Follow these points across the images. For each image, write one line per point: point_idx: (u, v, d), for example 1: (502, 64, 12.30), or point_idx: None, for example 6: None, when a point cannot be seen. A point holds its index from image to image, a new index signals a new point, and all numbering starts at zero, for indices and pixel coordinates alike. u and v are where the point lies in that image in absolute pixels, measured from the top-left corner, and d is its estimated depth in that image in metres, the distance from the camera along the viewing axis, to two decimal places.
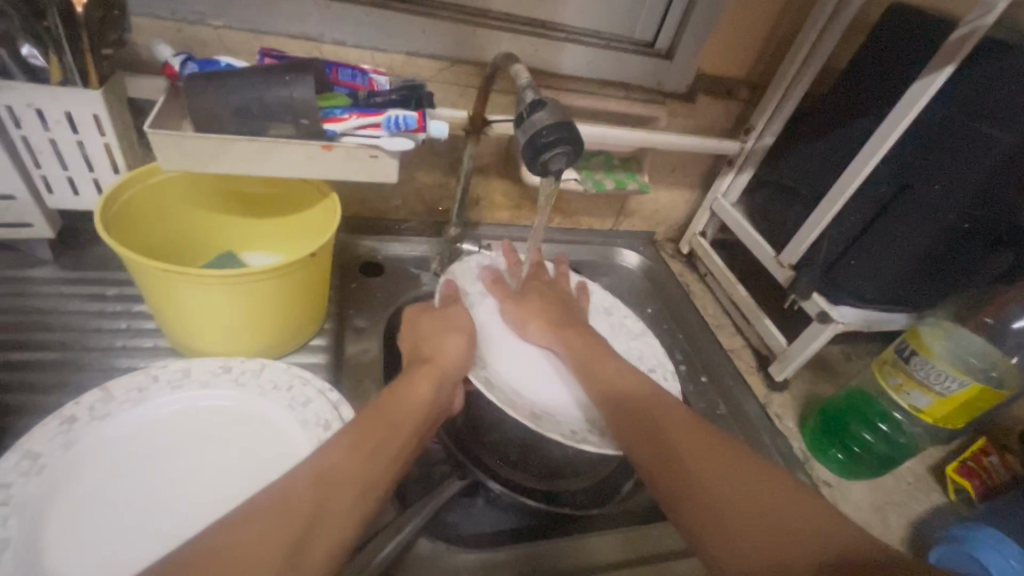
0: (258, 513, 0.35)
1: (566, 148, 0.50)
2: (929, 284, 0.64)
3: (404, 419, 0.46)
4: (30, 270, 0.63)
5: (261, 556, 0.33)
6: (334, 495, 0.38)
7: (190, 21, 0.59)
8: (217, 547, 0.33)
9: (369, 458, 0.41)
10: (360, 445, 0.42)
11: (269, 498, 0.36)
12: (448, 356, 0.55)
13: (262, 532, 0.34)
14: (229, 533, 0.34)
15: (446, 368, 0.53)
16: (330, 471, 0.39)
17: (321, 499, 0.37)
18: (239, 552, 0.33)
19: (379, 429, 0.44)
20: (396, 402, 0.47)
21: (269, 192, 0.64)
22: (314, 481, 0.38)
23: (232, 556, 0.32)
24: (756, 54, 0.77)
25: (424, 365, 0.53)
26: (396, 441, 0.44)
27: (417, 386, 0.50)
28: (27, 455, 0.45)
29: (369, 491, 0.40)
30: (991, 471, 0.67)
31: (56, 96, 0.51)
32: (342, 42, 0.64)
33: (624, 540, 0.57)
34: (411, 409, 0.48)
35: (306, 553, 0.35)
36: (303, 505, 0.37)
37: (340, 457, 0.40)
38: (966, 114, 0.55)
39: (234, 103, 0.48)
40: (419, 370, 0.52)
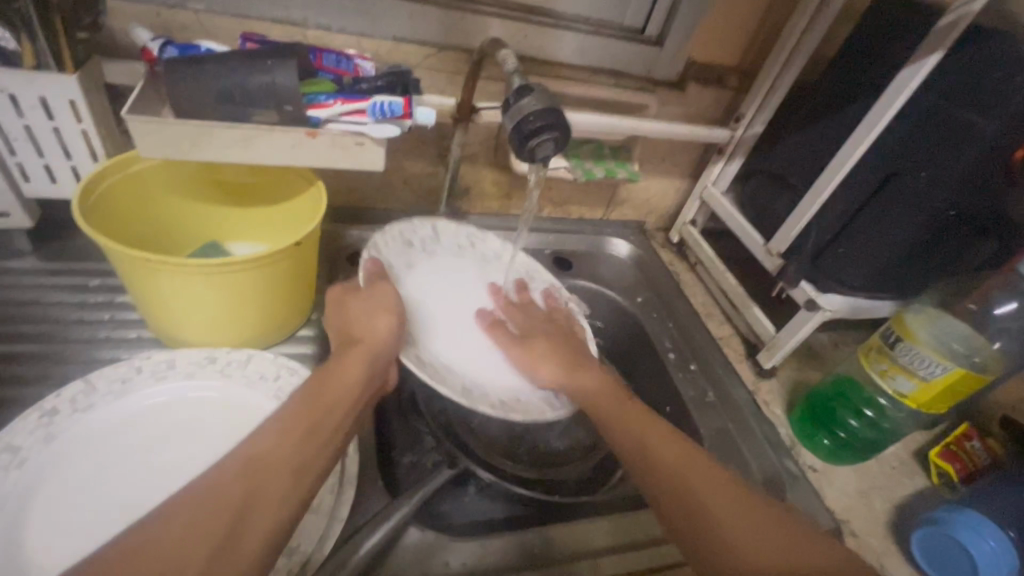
0: (182, 507, 0.34)
1: (554, 135, 0.50)
2: (915, 270, 0.64)
3: (335, 401, 0.45)
4: (9, 260, 0.62)
5: (188, 555, 0.32)
6: (265, 481, 0.37)
7: (170, 5, 0.58)
8: (137, 546, 0.32)
9: (300, 441, 0.40)
10: (288, 430, 0.40)
11: (194, 491, 0.35)
12: (376, 336, 0.52)
13: (187, 527, 0.33)
14: (153, 530, 0.33)
15: (378, 347, 0.51)
16: (258, 459, 0.38)
17: (250, 487, 0.36)
18: (161, 551, 0.32)
19: (310, 415, 0.42)
20: (325, 384, 0.45)
21: (253, 180, 0.63)
22: (242, 469, 0.37)
23: (157, 555, 0.32)
24: (747, 41, 0.76)
25: (356, 344, 0.50)
26: (326, 423, 0.43)
27: (347, 366, 0.48)
28: (8, 449, 0.44)
29: (303, 474, 0.39)
30: (973, 455, 0.68)
31: (29, 80, 0.49)
32: (327, 27, 0.63)
33: (613, 527, 0.57)
34: (343, 388, 0.46)
35: (236, 542, 0.34)
36: (230, 495, 0.36)
37: (269, 445, 0.39)
38: (953, 101, 0.55)
39: (215, 89, 0.47)
40: (351, 350, 0.50)
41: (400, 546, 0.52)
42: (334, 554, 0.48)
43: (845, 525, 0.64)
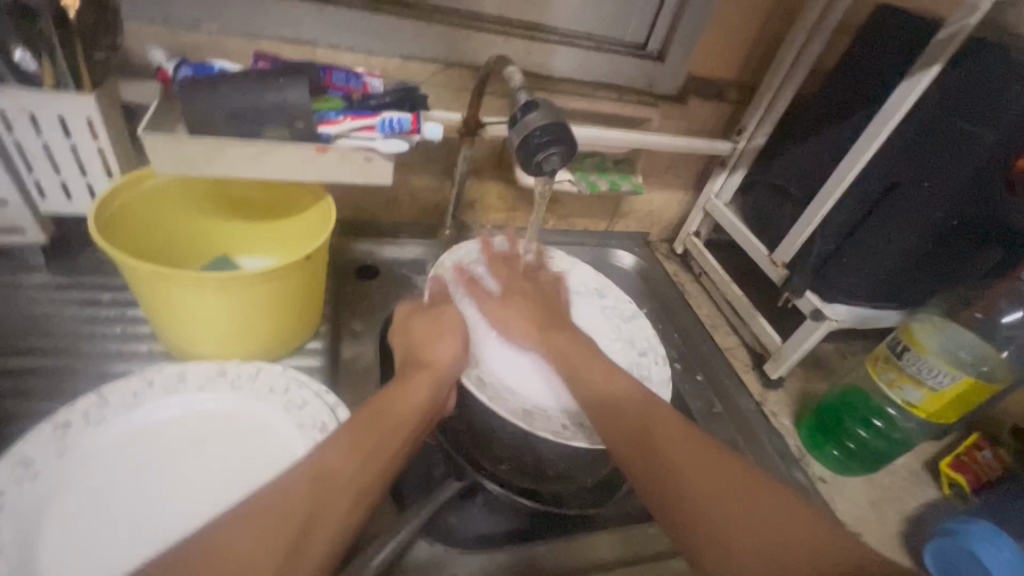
0: (254, 516, 0.35)
1: (560, 149, 0.51)
2: (919, 280, 0.65)
3: (402, 420, 0.47)
4: (23, 275, 0.63)
5: (255, 563, 0.33)
6: (333, 500, 0.38)
7: (184, 26, 0.60)
8: (212, 547, 0.33)
9: (365, 460, 0.42)
10: (355, 447, 0.42)
11: (269, 495, 0.37)
12: (443, 358, 0.55)
13: (257, 537, 0.34)
14: (226, 535, 0.34)
15: (443, 371, 0.54)
16: (326, 474, 0.39)
17: (318, 501, 0.38)
18: (230, 557, 0.33)
19: (377, 430, 0.44)
20: (391, 405, 0.47)
21: (263, 195, 0.64)
22: (310, 483, 0.38)
23: (228, 560, 0.33)
24: (747, 56, 0.78)
25: (423, 368, 0.53)
26: (392, 442, 0.44)
27: (412, 389, 0.50)
28: (20, 462, 0.44)
29: (365, 492, 0.40)
30: (984, 465, 0.68)
31: (49, 100, 0.51)
32: (336, 46, 0.64)
33: (623, 540, 0.57)
34: (408, 410, 0.48)
35: (300, 556, 0.35)
36: (301, 503, 0.37)
37: (339, 457, 0.41)
38: (952, 112, 0.56)
39: (229, 107, 0.49)
40: (418, 374, 0.52)
41: (408, 557, 0.52)
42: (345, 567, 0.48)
43: (856, 537, 0.63)
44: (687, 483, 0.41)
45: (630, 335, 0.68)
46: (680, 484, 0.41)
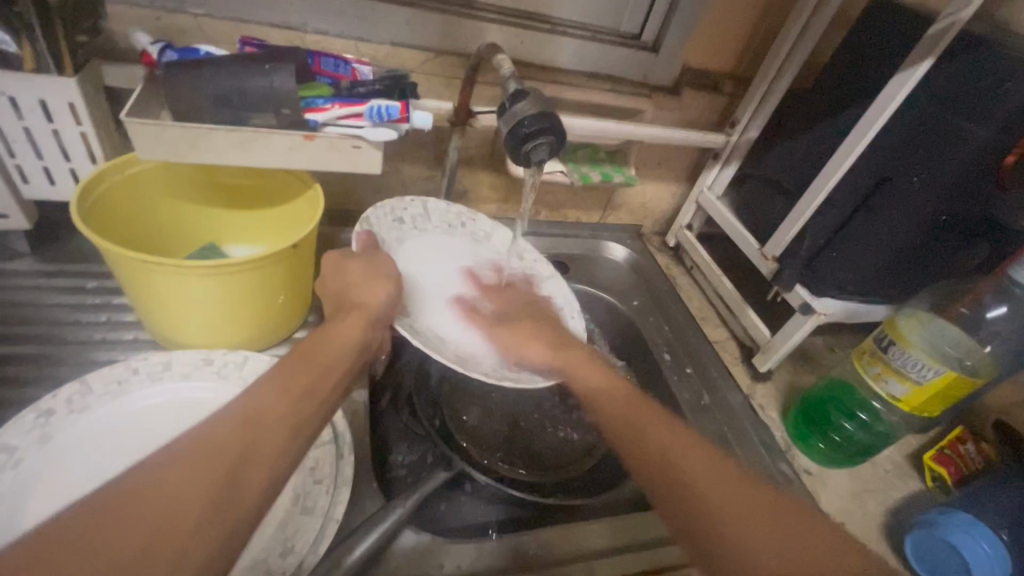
0: (183, 454, 0.34)
1: (549, 139, 0.50)
2: (906, 276, 0.65)
3: (334, 361, 0.45)
4: (7, 262, 0.62)
5: (185, 503, 0.32)
6: (263, 437, 0.37)
7: (169, 10, 0.58)
8: (134, 490, 0.32)
9: (297, 398, 0.40)
10: (286, 387, 0.41)
11: (190, 440, 0.35)
12: (377, 301, 0.53)
13: (187, 475, 0.33)
14: (156, 477, 0.33)
15: (378, 313, 0.52)
16: (257, 414, 0.38)
17: (249, 438, 0.36)
18: (159, 496, 0.32)
19: (309, 372, 0.43)
20: (326, 345, 0.46)
21: (251, 183, 0.63)
22: (239, 424, 0.37)
23: (158, 496, 0.32)
24: (741, 48, 0.77)
25: (354, 310, 0.51)
26: (323, 380, 0.43)
27: (344, 327, 0.49)
28: (3, 449, 0.45)
29: (297, 430, 0.39)
30: (967, 458, 0.69)
31: (30, 84, 0.50)
32: (325, 31, 0.63)
33: (611, 529, 0.57)
34: (337, 351, 0.46)
35: (235, 494, 0.34)
36: (226, 446, 0.35)
37: (266, 399, 0.39)
38: (943, 108, 0.55)
39: (214, 94, 0.48)
40: (347, 316, 0.50)
41: (394, 549, 0.52)
42: (328, 557, 0.48)
43: None
44: (713, 499, 0.40)
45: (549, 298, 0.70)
46: (737, 539, 0.38)
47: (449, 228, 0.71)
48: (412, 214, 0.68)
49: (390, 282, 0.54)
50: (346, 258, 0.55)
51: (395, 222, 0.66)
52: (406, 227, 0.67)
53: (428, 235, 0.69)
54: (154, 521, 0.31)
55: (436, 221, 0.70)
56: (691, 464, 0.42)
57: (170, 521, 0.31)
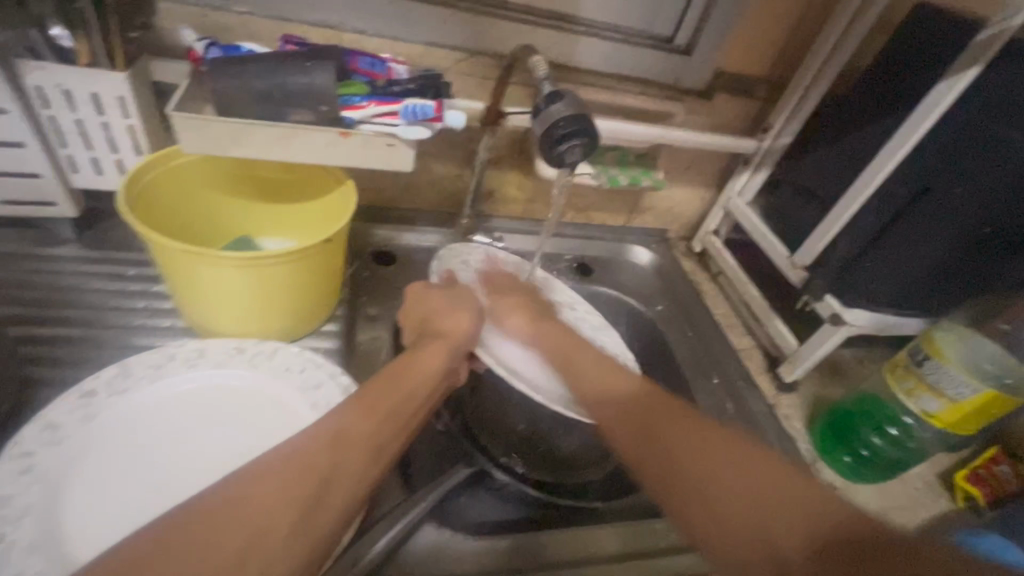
0: (275, 467, 0.36)
1: (582, 140, 0.50)
2: (941, 286, 0.63)
3: (415, 387, 0.47)
4: (53, 248, 0.65)
5: (279, 514, 0.34)
6: (349, 456, 0.39)
7: (214, 8, 0.60)
8: (231, 499, 0.33)
9: (380, 421, 0.42)
10: (372, 409, 0.43)
11: (287, 452, 0.37)
12: (461, 331, 0.57)
13: (282, 488, 0.35)
14: (253, 485, 0.35)
15: (456, 344, 0.55)
16: (348, 433, 0.40)
17: (339, 455, 0.38)
18: (253, 505, 0.34)
19: (392, 397, 0.45)
20: (408, 374, 0.48)
21: (285, 178, 0.65)
22: (330, 443, 0.38)
23: (253, 508, 0.33)
24: (778, 53, 0.76)
25: (437, 339, 0.55)
26: (407, 408, 0.45)
27: (427, 357, 0.51)
28: (49, 426, 0.47)
29: (379, 453, 0.41)
30: (1001, 479, 0.67)
31: (84, 77, 0.52)
32: (362, 30, 0.65)
33: (623, 533, 0.57)
34: (421, 380, 0.49)
35: (320, 508, 0.36)
36: (319, 461, 0.37)
37: (353, 419, 0.41)
38: (990, 119, 0.54)
39: (257, 88, 0.50)
40: (431, 344, 0.53)
41: (415, 542, 0.53)
42: (350, 548, 0.48)
43: None
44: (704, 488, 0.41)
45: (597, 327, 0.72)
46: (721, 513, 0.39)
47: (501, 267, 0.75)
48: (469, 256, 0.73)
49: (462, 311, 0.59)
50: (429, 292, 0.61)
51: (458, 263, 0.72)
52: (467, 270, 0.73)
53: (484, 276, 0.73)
54: (250, 530, 0.33)
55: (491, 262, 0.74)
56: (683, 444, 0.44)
57: (260, 532, 0.33)
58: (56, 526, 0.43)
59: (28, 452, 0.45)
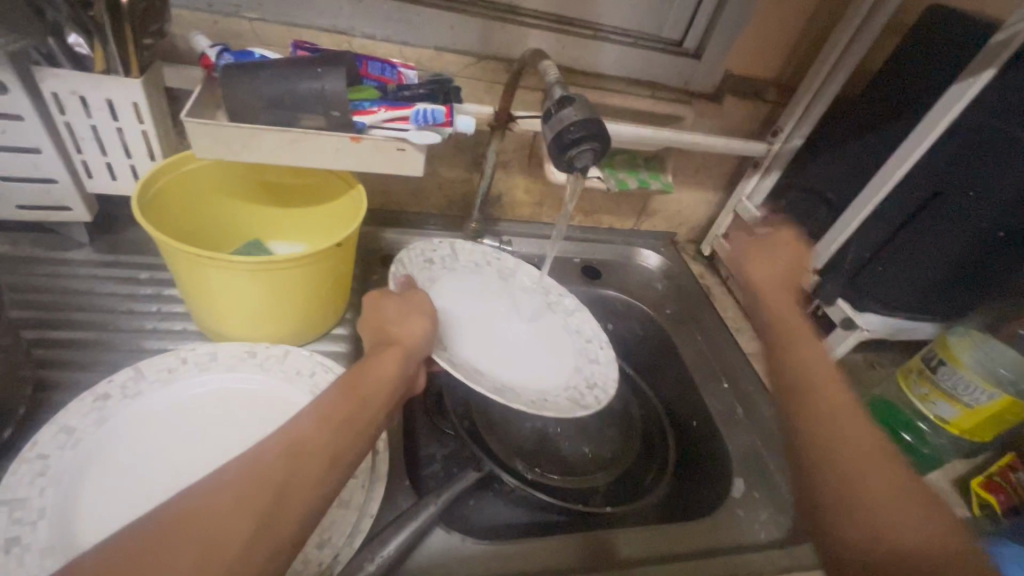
0: (225, 484, 0.34)
1: (593, 144, 0.50)
2: (956, 290, 0.62)
3: (373, 391, 0.44)
4: (68, 252, 0.66)
5: (229, 530, 0.32)
6: (305, 467, 0.36)
7: (226, 14, 0.61)
8: (180, 515, 0.32)
9: (337, 428, 0.39)
10: (327, 416, 0.40)
11: (237, 466, 0.35)
12: (414, 338, 0.51)
13: (234, 502, 0.33)
14: (201, 502, 0.33)
15: (413, 346, 0.50)
16: (301, 442, 0.37)
17: (291, 467, 0.36)
18: (204, 520, 0.32)
19: (348, 402, 0.41)
20: (363, 376, 0.44)
21: (295, 183, 0.65)
22: (284, 451, 0.36)
23: (201, 527, 0.32)
24: (788, 55, 0.76)
25: (393, 346, 0.49)
26: (365, 413, 0.42)
27: (382, 360, 0.47)
28: (64, 429, 0.47)
29: (338, 462, 0.38)
30: (1020, 487, 0.65)
31: (99, 83, 0.53)
32: (372, 36, 0.65)
33: (636, 538, 0.56)
34: (382, 383, 0.45)
35: (277, 520, 0.34)
36: (271, 475, 0.35)
37: (306, 427, 0.38)
38: (1005, 121, 0.53)
39: (267, 95, 0.50)
40: (386, 351, 0.48)
41: (425, 545, 0.52)
42: (360, 552, 0.48)
43: None
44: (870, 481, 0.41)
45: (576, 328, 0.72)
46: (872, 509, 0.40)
47: (475, 267, 0.74)
48: (443, 256, 0.72)
49: (425, 318, 0.55)
50: (383, 296, 0.55)
51: (425, 262, 0.69)
52: (434, 267, 0.70)
53: (457, 276, 0.72)
54: (202, 545, 0.32)
55: (464, 262, 0.73)
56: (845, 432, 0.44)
57: (211, 550, 0.32)
58: (72, 527, 0.43)
59: (43, 454, 0.45)
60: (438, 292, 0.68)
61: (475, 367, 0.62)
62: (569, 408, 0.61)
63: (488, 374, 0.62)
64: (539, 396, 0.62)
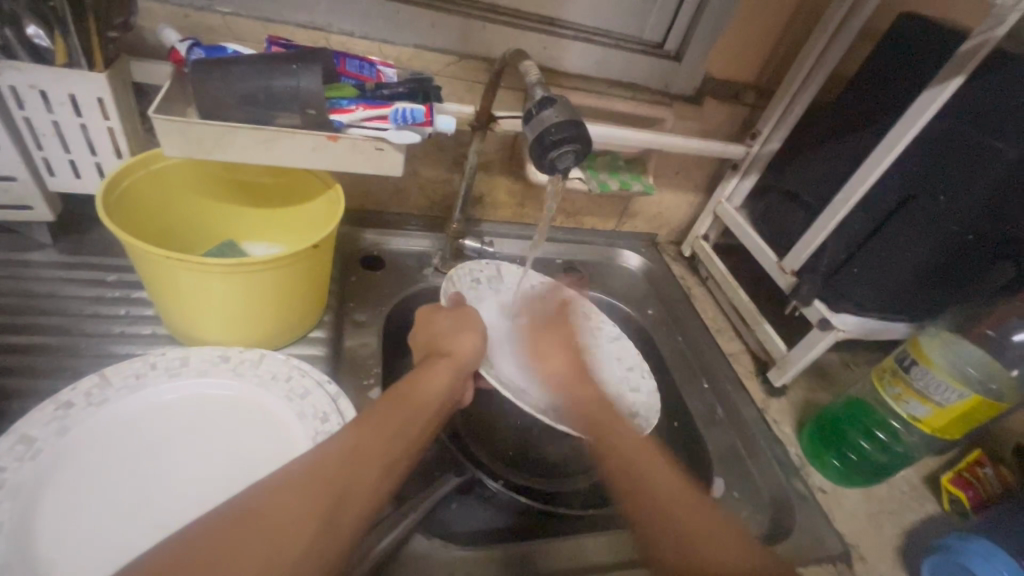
0: (293, 481, 0.37)
1: (574, 146, 0.50)
2: (927, 292, 0.64)
3: (426, 403, 0.47)
4: (30, 253, 0.63)
5: (299, 525, 0.35)
6: (363, 468, 0.39)
7: (197, 7, 0.59)
8: (254, 507, 0.35)
9: (393, 434, 0.42)
10: (385, 424, 0.43)
11: (303, 465, 0.38)
12: (465, 352, 0.55)
13: (303, 500, 0.36)
14: (273, 496, 0.36)
15: (464, 362, 0.54)
16: (362, 445, 0.40)
17: (353, 467, 0.39)
18: (275, 513, 0.35)
19: (404, 411, 0.45)
20: (417, 389, 0.48)
21: (271, 182, 0.64)
22: (346, 455, 0.39)
23: (272, 519, 0.34)
24: (765, 59, 0.77)
25: (442, 359, 0.53)
26: (418, 421, 0.45)
27: (432, 374, 0.51)
28: (23, 440, 0.45)
29: (394, 465, 0.41)
30: (984, 481, 0.67)
31: (62, 77, 0.50)
32: (350, 33, 0.64)
33: (617, 541, 0.56)
34: (433, 396, 0.48)
35: (339, 518, 0.36)
36: (335, 473, 0.38)
37: (367, 433, 0.41)
38: (975, 128, 0.55)
39: (241, 92, 0.48)
40: (438, 364, 0.52)
41: (407, 551, 0.51)
42: None
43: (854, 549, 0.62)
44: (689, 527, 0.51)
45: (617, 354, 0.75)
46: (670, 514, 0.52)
47: (522, 289, 0.77)
48: (487, 276, 0.76)
49: (477, 334, 0.58)
50: (433, 315, 0.60)
51: (472, 282, 0.74)
52: (481, 287, 0.75)
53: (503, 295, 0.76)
54: (272, 538, 0.34)
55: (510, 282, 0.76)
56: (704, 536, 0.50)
57: (283, 545, 0.34)
58: (30, 543, 0.41)
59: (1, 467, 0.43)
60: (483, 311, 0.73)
61: (513, 385, 0.67)
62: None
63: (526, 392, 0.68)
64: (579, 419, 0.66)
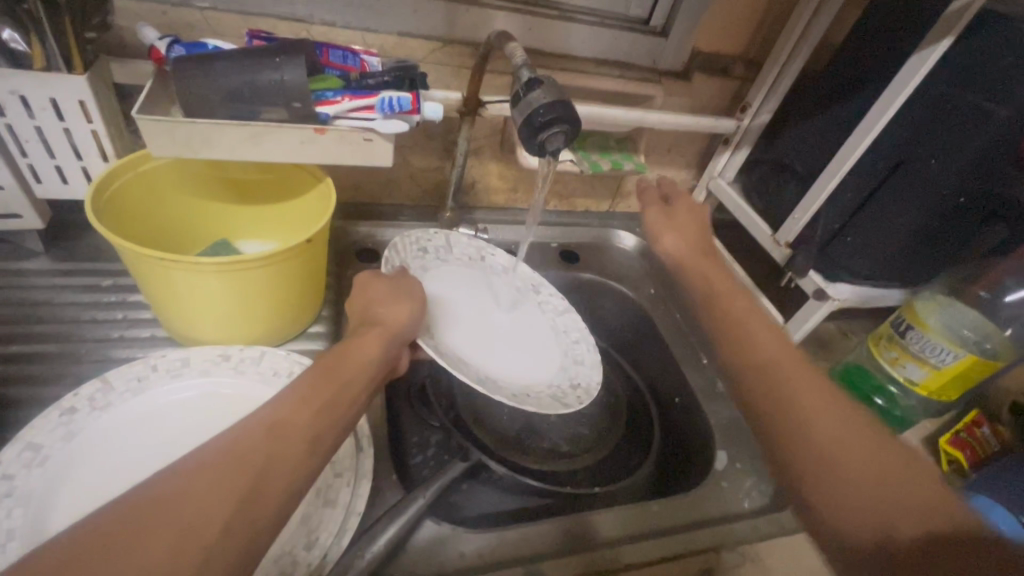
0: (208, 465, 0.34)
1: (564, 127, 0.50)
2: (920, 257, 0.64)
3: (353, 376, 0.43)
4: (23, 261, 0.63)
5: (208, 513, 0.32)
6: (287, 448, 0.36)
7: (175, 4, 0.58)
8: (161, 496, 0.32)
9: (320, 411, 0.39)
10: (308, 396, 0.40)
11: (218, 447, 0.35)
12: (399, 321, 0.52)
13: (212, 482, 0.33)
14: (183, 483, 0.33)
15: (398, 331, 0.51)
16: (285, 422, 0.37)
17: (274, 446, 0.36)
18: (185, 502, 0.32)
19: (329, 386, 0.41)
20: (342, 361, 0.44)
21: (260, 178, 0.63)
22: (265, 433, 0.36)
23: (179, 510, 0.32)
24: (752, 31, 0.76)
25: (374, 328, 0.50)
26: (349, 396, 0.42)
27: (362, 344, 0.47)
28: (29, 447, 0.45)
29: (318, 444, 0.38)
30: (983, 442, 0.68)
31: (42, 82, 0.50)
32: (332, 23, 0.63)
33: (624, 517, 0.57)
34: (360, 366, 0.45)
35: (255, 502, 0.34)
36: (254, 454, 0.35)
37: (290, 409, 0.38)
38: (968, 91, 0.54)
39: (224, 88, 0.47)
40: (368, 333, 0.49)
41: (415, 539, 0.52)
42: (350, 549, 0.48)
43: None
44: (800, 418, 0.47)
45: (563, 327, 0.72)
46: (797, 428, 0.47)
47: (470, 262, 0.74)
48: (438, 246, 0.71)
49: (413, 302, 0.55)
50: (374, 279, 0.55)
51: (420, 250, 0.69)
52: (429, 257, 0.70)
53: (450, 267, 0.72)
54: (176, 530, 0.31)
55: (459, 254, 0.73)
56: (797, 388, 0.49)
57: (196, 524, 0.31)
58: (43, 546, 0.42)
59: (9, 474, 0.44)
60: (429, 280, 0.68)
61: (458, 355, 0.62)
62: (548, 405, 0.61)
63: (470, 363, 0.62)
64: (523, 391, 0.62)
